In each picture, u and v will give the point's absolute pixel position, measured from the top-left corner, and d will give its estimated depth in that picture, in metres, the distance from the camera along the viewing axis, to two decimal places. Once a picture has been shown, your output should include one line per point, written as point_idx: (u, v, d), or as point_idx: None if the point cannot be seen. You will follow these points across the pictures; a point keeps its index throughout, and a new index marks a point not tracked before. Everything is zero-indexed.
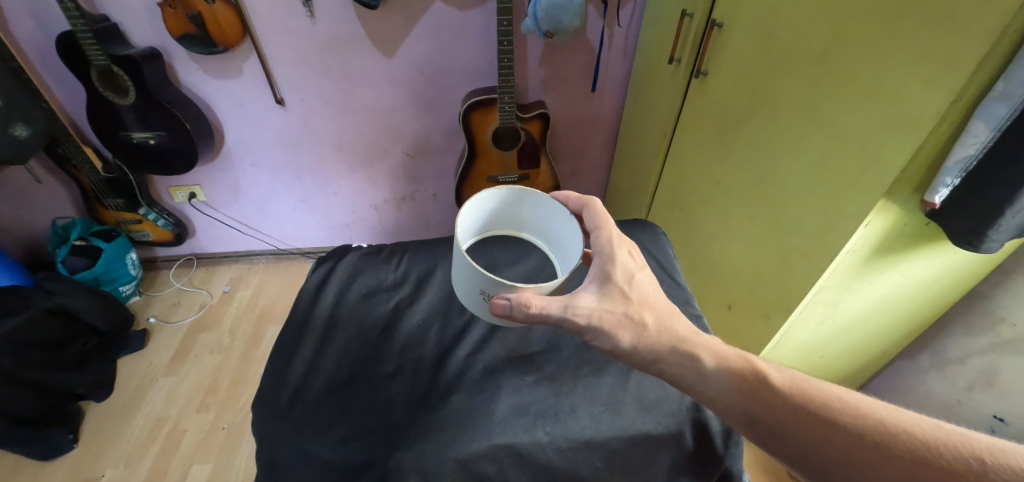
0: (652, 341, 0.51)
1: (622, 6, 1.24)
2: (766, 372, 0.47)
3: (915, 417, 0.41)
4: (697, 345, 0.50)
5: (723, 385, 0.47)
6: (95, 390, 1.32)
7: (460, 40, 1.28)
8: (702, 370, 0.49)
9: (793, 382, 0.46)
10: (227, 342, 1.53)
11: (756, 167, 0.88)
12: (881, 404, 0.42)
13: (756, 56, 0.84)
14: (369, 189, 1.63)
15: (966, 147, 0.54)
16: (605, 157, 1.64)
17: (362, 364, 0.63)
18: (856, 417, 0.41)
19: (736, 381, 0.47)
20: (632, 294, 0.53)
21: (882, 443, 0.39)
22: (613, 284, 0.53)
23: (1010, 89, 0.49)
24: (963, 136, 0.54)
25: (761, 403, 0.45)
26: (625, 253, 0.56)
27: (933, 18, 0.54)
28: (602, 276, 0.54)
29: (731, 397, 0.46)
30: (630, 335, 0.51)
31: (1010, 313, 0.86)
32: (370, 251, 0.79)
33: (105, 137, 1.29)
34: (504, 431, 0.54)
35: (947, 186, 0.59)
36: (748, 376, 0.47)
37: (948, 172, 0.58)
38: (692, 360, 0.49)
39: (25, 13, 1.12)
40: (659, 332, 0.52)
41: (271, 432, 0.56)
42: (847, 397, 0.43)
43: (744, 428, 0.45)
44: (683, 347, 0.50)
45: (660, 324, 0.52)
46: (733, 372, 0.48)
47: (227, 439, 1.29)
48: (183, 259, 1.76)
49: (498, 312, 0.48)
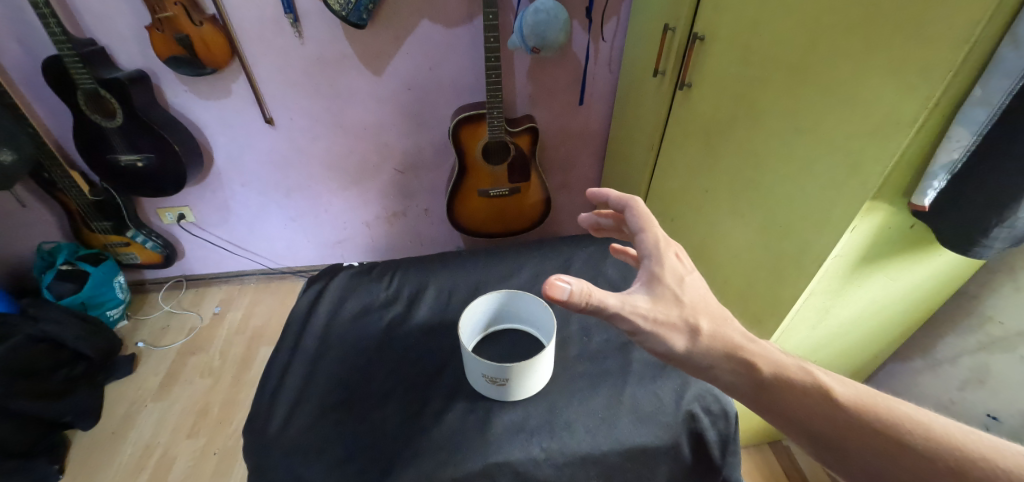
0: (705, 347, 0.47)
1: (606, 21, 1.27)
2: (827, 383, 0.43)
3: (1000, 442, 0.37)
4: (752, 353, 0.46)
5: (783, 397, 0.43)
6: (82, 418, 1.28)
7: (447, 57, 1.29)
8: (757, 381, 0.45)
9: (857, 396, 0.42)
10: (218, 365, 1.50)
11: (742, 177, 0.89)
12: (959, 426, 0.39)
13: (736, 69, 0.86)
14: (360, 206, 1.62)
15: (950, 152, 0.55)
16: (594, 169, 1.65)
17: (354, 384, 0.62)
18: (931, 441, 0.38)
19: (795, 392, 0.43)
20: (685, 298, 0.50)
21: (960, 470, 0.36)
22: (664, 287, 0.50)
23: (987, 95, 0.50)
24: (946, 140, 0.55)
25: (821, 417, 0.41)
26: (673, 257, 0.53)
27: (907, 29, 0.56)
28: (651, 278, 0.51)
29: (793, 409, 0.43)
30: (683, 339, 0.47)
31: (996, 312, 0.87)
32: (361, 270, 0.80)
33: (92, 160, 1.28)
34: (499, 449, 0.53)
35: (934, 189, 0.59)
36: (808, 388, 0.43)
37: (934, 175, 0.58)
38: (747, 368, 0.45)
39: (13, 40, 1.13)
40: (713, 337, 0.47)
41: (262, 455, 0.54)
42: (918, 416, 0.40)
43: (805, 442, 0.42)
44: (737, 354, 0.46)
45: (714, 329, 0.48)
46: (791, 384, 0.44)
47: (218, 464, 1.25)
48: (172, 281, 1.74)
49: (554, 297, 0.45)
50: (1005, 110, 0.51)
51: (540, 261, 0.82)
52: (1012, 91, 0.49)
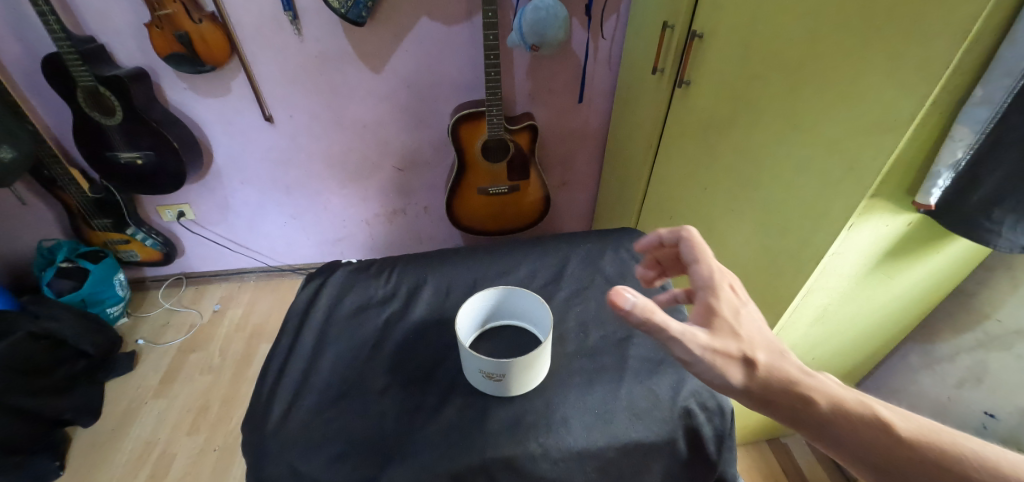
0: (759, 381, 0.42)
1: (605, 19, 1.27)
2: (888, 418, 0.37)
3: None
4: (808, 386, 0.40)
5: (842, 433, 0.38)
6: (82, 415, 1.28)
7: (447, 54, 1.29)
8: (814, 417, 0.39)
9: (924, 434, 0.36)
10: (218, 362, 1.50)
11: (741, 174, 0.89)
12: None
13: (736, 66, 0.86)
14: (359, 204, 1.62)
15: (953, 152, 0.56)
16: (593, 166, 1.65)
17: (352, 380, 0.62)
18: None
19: (855, 430, 0.38)
20: (743, 332, 0.44)
21: None
22: (720, 319, 0.45)
23: (988, 94, 0.51)
24: (949, 140, 0.56)
25: (885, 458, 0.36)
26: (729, 289, 0.47)
27: (902, 26, 0.56)
28: (705, 310, 0.46)
29: (853, 445, 0.37)
30: (741, 373, 0.42)
31: (995, 310, 0.87)
32: (360, 266, 0.80)
33: (92, 158, 1.29)
34: (496, 443, 0.54)
35: (939, 187, 0.59)
36: (869, 425, 0.37)
37: (939, 174, 0.59)
38: (803, 403, 0.40)
39: (13, 37, 1.13)
40: (770, 371, 0.42)
41: (260, 450, 0.55)
42: (1001, 458, 0.34)
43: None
44: (792, 389, 0.40)
45: (772, 361, 0.42)
46: (851, 420, 0.38)
47: (217, 461, 1.25)
48: (172, 278, 1.75)
49: (618, 305, 0.43)
50: (1007, 109, 0.52)
51: (538, 258, 0.82)
52: (1012, 90, 0.50)
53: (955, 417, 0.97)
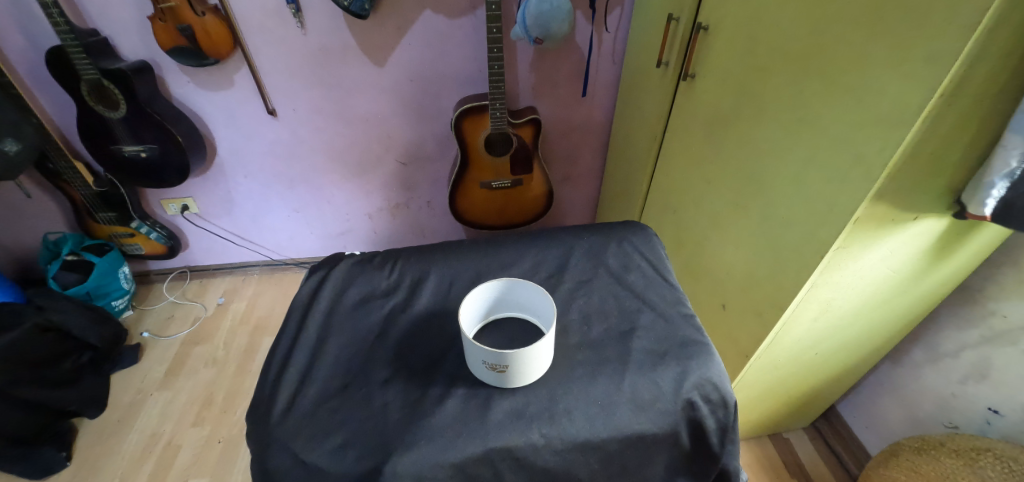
0: None
1: (609, 11, 1.26)
2: None
3: None
4: None
5: None
6: (88, 407, 1.30)
7: (449, 47, 1.29)
8: None
9: None
10: (222, 355, 1.51)
11: (744, 167, 0.89)
12: None
13: (741, 58, 0.85)
14: (363, 198, 1.62)
15: (1006, 161, 0.55)
16: (596, 161, 1.64)
17: (355, 372, 0.62)
18: None
19: None
20: None
21: None
22: None
23: None
24: (1002, 149, 0.55)
25: None
26: None
27: (908, 18, 0.55)
28: None
29: None
30: None
31: (1000, 306, 0.86)
32: (363, 258, 0.80)
33: (96, 151, 1.29)
34: (500, 433, 0.54)
35: (994, 197, 0.59)
36: None
37: (993, 184, 0.58)
38: None
39: (16, 29, 1.13)
40: None
41: (264, 440, 0.55)
42: None
43: None
44: None
45: None
46: None
47: (222, 453, 1.26)
48: (176, 272, 1.75)
49: None
50: None
51: (540, 251, 0.82)
52: None
53: (959, 412, 0.97)
